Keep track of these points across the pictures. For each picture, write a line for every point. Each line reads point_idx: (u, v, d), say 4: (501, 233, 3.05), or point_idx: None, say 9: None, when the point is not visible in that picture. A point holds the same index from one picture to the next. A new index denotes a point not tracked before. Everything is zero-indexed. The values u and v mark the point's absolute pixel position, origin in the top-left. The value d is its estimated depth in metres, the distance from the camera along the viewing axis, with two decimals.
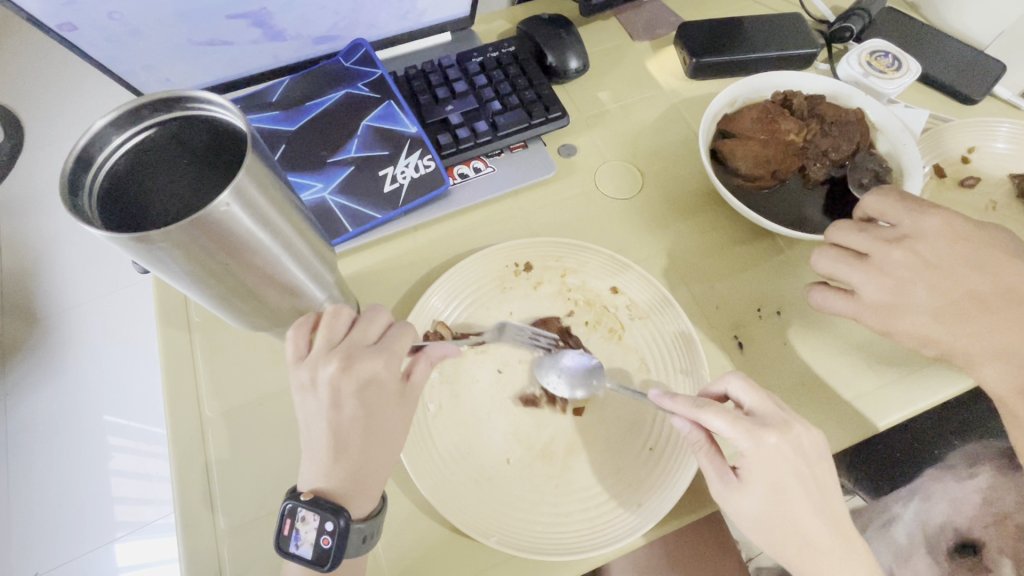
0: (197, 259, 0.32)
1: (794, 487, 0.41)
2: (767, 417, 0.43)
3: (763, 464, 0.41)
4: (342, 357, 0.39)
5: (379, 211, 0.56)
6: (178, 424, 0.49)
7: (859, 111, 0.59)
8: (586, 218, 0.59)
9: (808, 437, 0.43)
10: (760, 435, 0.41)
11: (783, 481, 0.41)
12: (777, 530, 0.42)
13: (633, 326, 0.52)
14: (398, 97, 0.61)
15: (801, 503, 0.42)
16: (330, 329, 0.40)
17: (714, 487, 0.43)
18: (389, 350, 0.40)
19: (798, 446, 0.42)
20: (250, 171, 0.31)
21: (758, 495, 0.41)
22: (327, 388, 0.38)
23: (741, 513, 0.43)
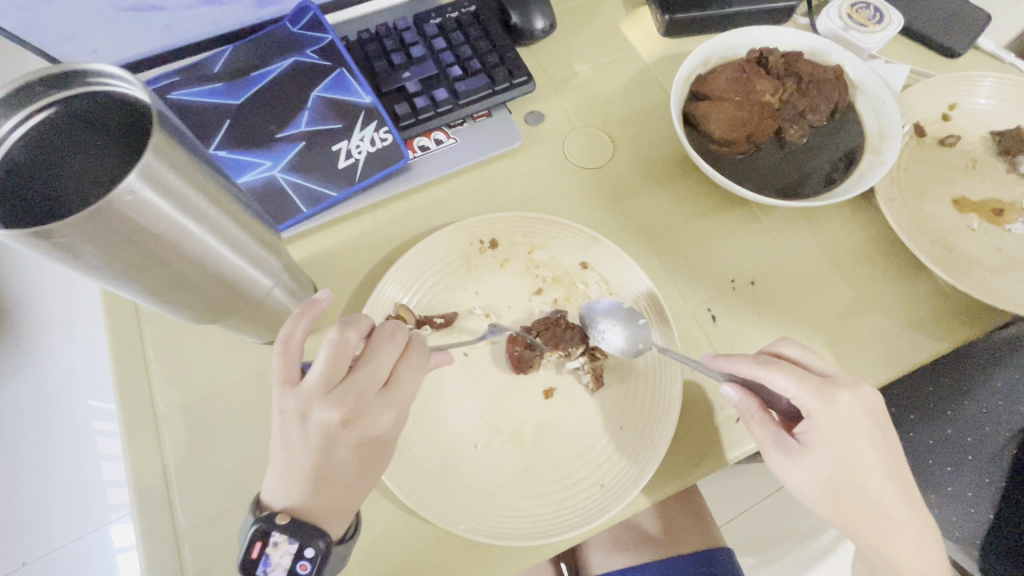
0: (114, 253, 0.29)
1: (865, 448, 0.41)
2: (834, 379, 0.42)
3: (832, 427, 0.40)
4: (343, 406, 0.34)
5: (334, 189, 0.53)
6: (130, 422, 0.47)
7: (837, 68, 0.56)
8: (555, 190, 0.57)
9: (875, 398, 0.42)
10: (832, 396, 0.40)
11: (855, 441, 0.40)
12: (842, 496, 0.41)
13: (604, 303, 0.51)
14: (349, 64, 0.57)
15: (873, 465, 0.41)
16: (331, 365, 0.35)
17: (775, 454, 0.42)
18: (399, 401, 0.37)
19: (867, 404, 0.41)
20: (158, 150, 0.28)
21: (827, 461, 0.40)
22: (320, 433, 0.35)
23: (805, 483, 0.41)
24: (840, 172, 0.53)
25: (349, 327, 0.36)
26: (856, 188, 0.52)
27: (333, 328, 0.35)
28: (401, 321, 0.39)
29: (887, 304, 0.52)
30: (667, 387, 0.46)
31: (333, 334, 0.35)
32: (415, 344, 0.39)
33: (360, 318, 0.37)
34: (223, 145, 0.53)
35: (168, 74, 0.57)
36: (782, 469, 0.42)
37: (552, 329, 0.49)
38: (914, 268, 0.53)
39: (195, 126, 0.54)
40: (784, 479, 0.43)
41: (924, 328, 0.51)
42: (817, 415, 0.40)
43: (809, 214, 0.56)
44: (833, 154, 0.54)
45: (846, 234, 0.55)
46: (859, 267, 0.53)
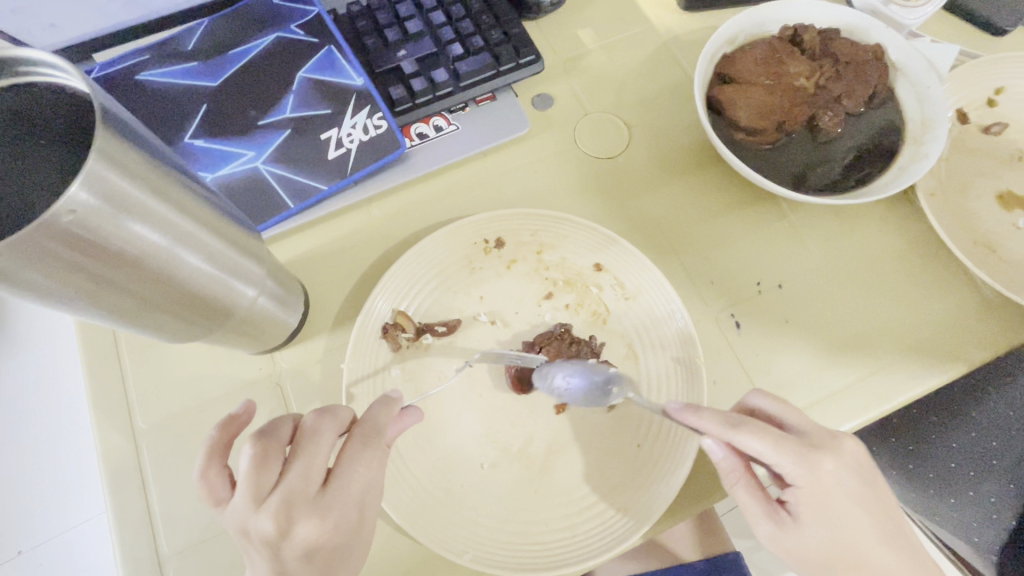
0: (62, 277, 0.24)
1: (857, 513, 0.37)
2: (814, 436, 0.38)
3: (821, 495, 0.37)
4: (278, 518, 0.28)
5: (323, 182, 0.48)
6: (106, 440, 0.43)
7: (877, 48, 0.51)
8: (566, 182, 0.52)
9: (862, 452, 0.39)
10: (812, 461, 0.37)
11: (845, 506, 0.37)
12: (841, 568, 0.38)
13: (619, 309, 0.47)
14: (339, 41, 0.52)
15: (869, 531, 0.38)
16: (252, 477, 0.29)
17: (765, 525, 0.39)
18: (346, 498, 0.30)
19: (856, 463, 0.38)
20: (105, 155, 0.23)
21: (819, 530, 0.37)
22: (260, 555, 0.28)
23: (800, 554, 0.38)
24: (879, 164, 0.49)
25: (272, 433, 0.31)
26: (897, 184, 0.47)
27: (248, 439, 0.30)
28: (343, 410, 0.33)
29: (922, 310, 0.48)
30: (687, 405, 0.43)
31: (246, 444, 0.30)
32: (362, 429, 0.33)
33: (286, 419, 0.32)
34: (199, 132, 0.48)
35: (137, 51, 0.51)
36: (774, 538, 0.39)
37: (555, 345, 0.45)
38: (953, 269, 0.49)
39: (167, 110, 0.48)
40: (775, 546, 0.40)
41: (964, 335, 0.47)
42: (802, 483, 0.37)
43: (840, 210, 0.52)
44: (871, 144, 0.50)
45: (879, 233, 0.51)
46: (893, 270, 0.49)
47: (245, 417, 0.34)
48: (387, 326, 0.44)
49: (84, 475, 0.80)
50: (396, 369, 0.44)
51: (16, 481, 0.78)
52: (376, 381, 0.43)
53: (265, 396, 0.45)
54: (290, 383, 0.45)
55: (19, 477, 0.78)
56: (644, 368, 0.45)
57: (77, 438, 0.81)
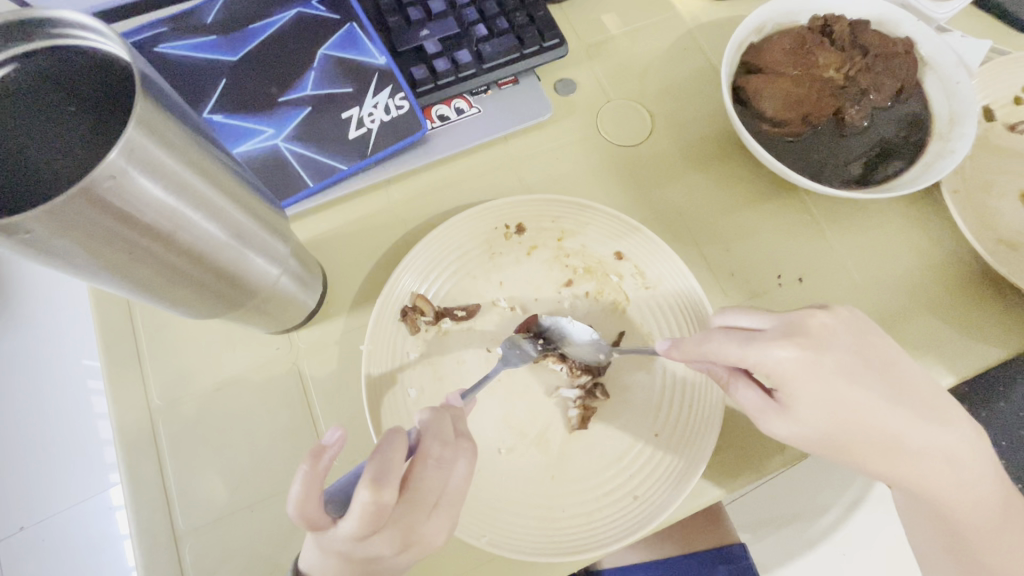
0: (95, 248, 0.24)
1: (850, 391, 0.36)
2: (783, 327, 0.37)
3: (803, 379, 0.36)
4: (394, 543, 0.30)
5: (344, 162, 0.48)
6: (123, 416, 0.43)
7: (907, 41, 0.50)
8: (587, 169, 0.52)
9: (839, 325, 0.38)
10: (780, 349, 0.36)
11: (831, 381, 0.36)
12: (845, 442, 0.37)
13: (639, 298, 0.47)
14: (361, 19, 0.51)
15: (865, 404, 0.37)
16: (370, 522, 0.28)
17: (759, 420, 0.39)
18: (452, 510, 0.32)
19: (823, 339, 0.37)
20: (143, 121, 0.23)
21: (817, 411, 0.36)
22: (373, 562, 0.30)
23: (804, 439, 0.38)
24: (905, 159, 0.48)
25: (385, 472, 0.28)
26: (923, 179, 0.47)
27: (365, 487, 0.27)
28: (447, 430, 0.33)
29: (941, 307, 0.48)
30: (706, 398, 0.43)
31: (366, 494, 0.27)
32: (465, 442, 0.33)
33: (396, 449, 0.29)
34: (218, 107, 0.47)
35: (154, 23, 0.50)
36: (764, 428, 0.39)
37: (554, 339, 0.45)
38: (972, 267, 0.49)
39: (186, 84, 0.48)
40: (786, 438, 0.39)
41: (983, 333, 0.47)
42: (783, 369, 0.35)
43: (863, 205, 0.51)
44: (897, 139, 0.49)
45: (901, 228, 0.50)
46: (913, 266, 0.49)
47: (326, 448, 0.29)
48: (406, 309, 0.44)
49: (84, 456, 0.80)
50: (415, 351, 0.44)
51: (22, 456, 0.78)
52: (395, 363, 0.43)
53: (282, 376, 0.45)
54: (307, 364, 0.45)
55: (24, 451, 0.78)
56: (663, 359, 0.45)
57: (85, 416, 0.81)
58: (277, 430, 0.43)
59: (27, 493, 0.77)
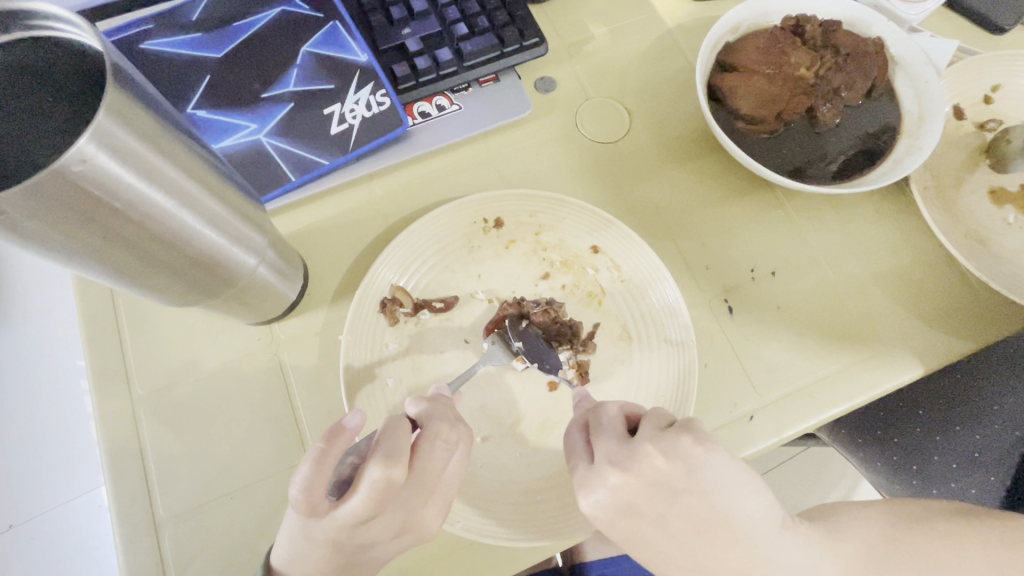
0: (68, 231, 0.25)
1: (641, 539, 0.38)
2: (585, 477, 0.37)
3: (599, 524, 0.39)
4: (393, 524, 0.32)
5: (325, 157, 0.48)
6: (105, 406, 0.44)
7: (877, 41, 0.52)
8: (565, 165, 0.52)
9: (638, 487, 0.36)
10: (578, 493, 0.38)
11: (628, 531, 0.37)
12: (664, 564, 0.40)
13: (614, 291, 0.47)
14: (344, 17, 0.52)
15: (661, 553, 0.38)
16: (378, 500, 0.30)
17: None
18: (446, 496, 0.35)
19: (623, 505, 0.36)
20: (114, 109, 0.24)
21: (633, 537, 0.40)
22: (367, 545, 0.32)
23: None
24: (875, 155, 0.49)
25: (395, 453, 0.31)
26: (892, 175, 0.48)
27: (376, 464, 0.30)
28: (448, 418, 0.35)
29: (910, 301, 0.49)
30: (678, 388, 0.44)
31: (376, 473, 0.30)
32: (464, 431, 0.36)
33: (401, 433, 0.33)
34: (202, 103, 0.48)
35: (139, 20, 0.51)
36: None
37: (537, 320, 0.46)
38: (941, 261, 0.50)
39: (170, 80, 0.48)
40: None
41: (950, 326, 0.48)
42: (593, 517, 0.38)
43: (835, 201, 0.52)
44: (867, 136, 0.50)
45: (872, 224, 0.52)
46: (884, 261, 0.50)
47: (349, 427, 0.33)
48: (385, 302, 0.45)
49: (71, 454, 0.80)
50: (393, 343, 0.45)
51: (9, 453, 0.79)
52: (373, 354, 0.44)
53: (263, 367, 0.46)
54: (288, 355, 0.46)
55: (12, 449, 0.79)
56: (637, 351, 0.46)
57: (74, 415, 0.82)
58: (258, 420, 0.44)
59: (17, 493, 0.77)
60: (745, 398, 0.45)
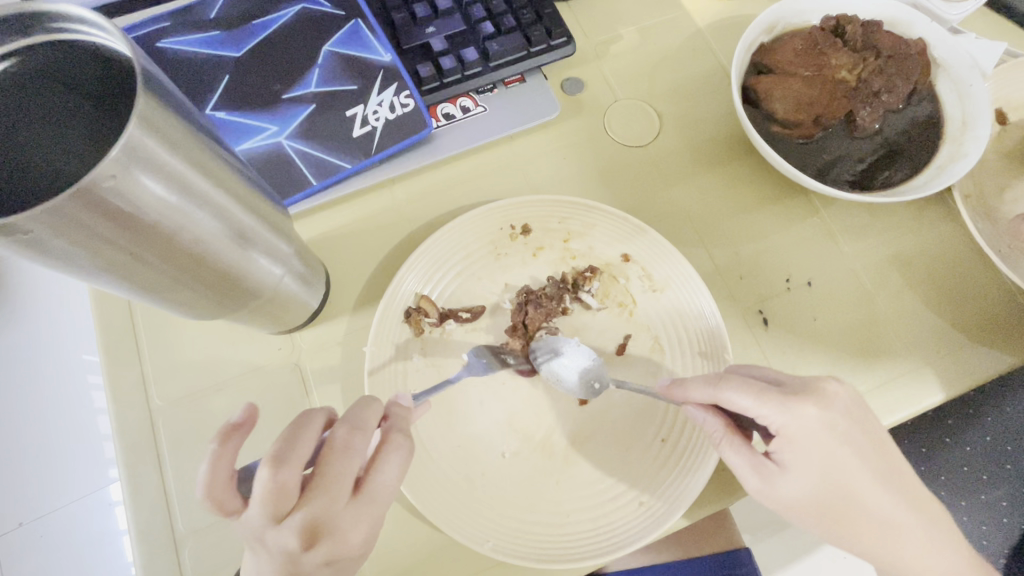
0: (94, 249, 0.23)
1: (851, 459, 0.36)
2: (797, 387, 0.36)
3: (810, 445, 0.35)
4: (303, 533, 0.26)
5: (348, 160, 0.47)
6: (122, 416, 0.42)
7: (920, 42, 0.50)
8: (594, 170, 0.51)
9: (846, 393, 0.37)
10: (793, 408, 0.35)
11: (824, 447, 0.35)
12: (834, 513, 0.36)
13: (646, 301, 0.46)
14: (367, 15, 0.50)
15: (863, 473, 0.36)
16: (270, 500, 0.26)
17: (752, 480, 0.37)
18: (376, 508, 0.29)
19: (843, 407, 0.36)
20: (145, 119, 0.22)
21: (808, 479, 0.35)
22: (281, 563, 0.26)
23: (790, 504, 0.37)
24: (917, 162, 0.48)
25: (287, 449, 0.28)
26: (935, 183, 0.46)
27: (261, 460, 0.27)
28: (369, 417, 0.31)
29: (952, 313, 0.47)
30: None
31: (263, 470, 0.26)
32: (394, 435, 0.31)
33: (308, 430, 0.29)
34: (221, 104, 0.47)
35: (156, 17, 0.50)
36: (765, 493, 0.37)
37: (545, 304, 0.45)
38: (984, 272, 0.49)
39: (188, 79, 0.47)
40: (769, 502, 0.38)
41: (994, 340, 0.46)
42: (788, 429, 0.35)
43: (872, 209, 0.51)
44: (908, 142, 0.48)
45: (911, 232, 0.50)
46: (924, 271, 0.49)
47: (244, 418, 0.30)
48: (410, 311, 0.44)
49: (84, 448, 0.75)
50: (419, 353, 0.43)
51: None
52: (397, 365, 0.43)
53: (284, 377, 0.44)
54: (309, 365, 0.45)
55: None
56: (669, 363, 0.44)
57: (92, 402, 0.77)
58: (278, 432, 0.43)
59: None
60: None
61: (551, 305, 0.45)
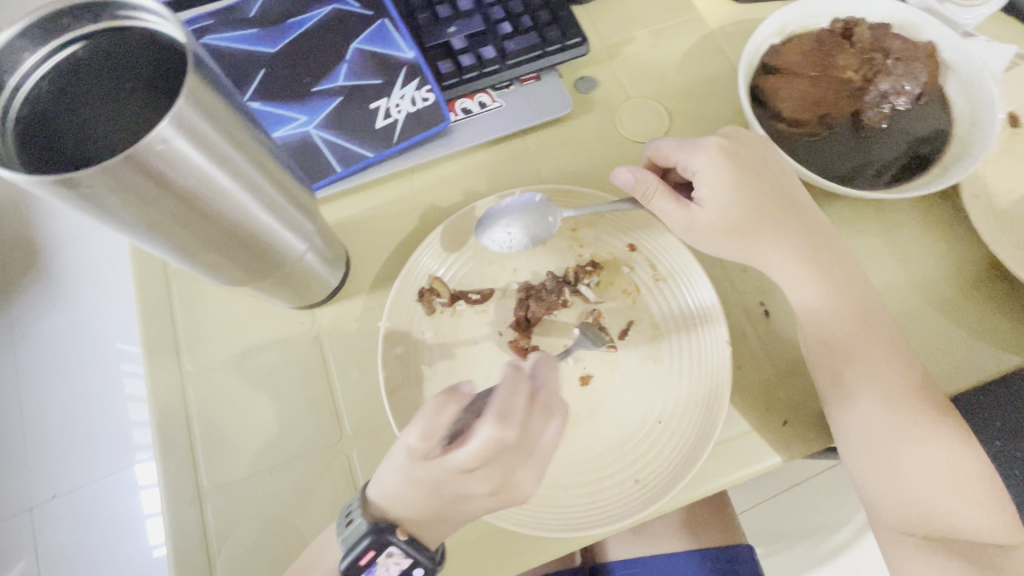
0: (142, 209, 0.27)
1: (760, 186, 0.45)
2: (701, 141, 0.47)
3: (712, 180, 0.45)
4: (492, 483, 0.36)
5: (370, 149, 0.50)
6: (156, 378, 0.46)
7: (929, 45, 0.50)
8: (603, 164, 0.53)
9: (754, 138, 0.48)
10: (706, 149, 0.46)
11: (747, 177, 0.45)
12: (738, 234, 0.45)
13: (649, 289, 0.48)
14: (392, 15, 0.53)
15: (770, 216, 0.45)
16: (487, 453, 0.33)
17: (682, 216, 0.45)
18: (542, 460, 0.37)
19: (750, 152, 0.46)
20: (191, 95, 0.26)
21: (717, 201, 0.45)
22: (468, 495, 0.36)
23: (708, 230, 0.45)
24: (924, 162, 0.48)
25: (505, 411, 0.33)
26: (939, 182, 0.46)
27: (482, 426, 0.32)
28: (552, 381, 0.37)
29: (956, 311, 0.48)
30: (716, 396, 0.43)
31: (483, 433, 0.32)
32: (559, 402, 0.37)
33: (515, 393, 0.34)
34: (256, 95, 0.50)
35: (201, 15, 0.54)
36: (690, 229, 0.46)
37: (545, 298, 0.47)
38: (990, 272, 0.49)
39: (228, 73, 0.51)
40: (691, 238, 0.46)
41: (1000, 339, 0.46)
42: (713, 207, 0.45)
43: (878, 207, 0.51)
44: (915, 143, 0.49)
45: (916, 231, 0.50)
46: (928, 269, 0.49)
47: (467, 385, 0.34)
48: (423, 291, 0.46)
49: (101, 425, 0.91)
50: (429, 331, 0.46)
51: (49, 414, 0.91)
52: (409, 340, 0.45)
53: (304, 349, 0.47)
54: (327, 339, 0.48)
55: (51, 408, 0.91)
56: (668, 346, 0.46)
57: (101, 388, 0.92)
58: (297, 401, 0.46)
59: (78, 459, 0.89)
60: (779, 403, 0.46)
61: (551, 300, 0.47)
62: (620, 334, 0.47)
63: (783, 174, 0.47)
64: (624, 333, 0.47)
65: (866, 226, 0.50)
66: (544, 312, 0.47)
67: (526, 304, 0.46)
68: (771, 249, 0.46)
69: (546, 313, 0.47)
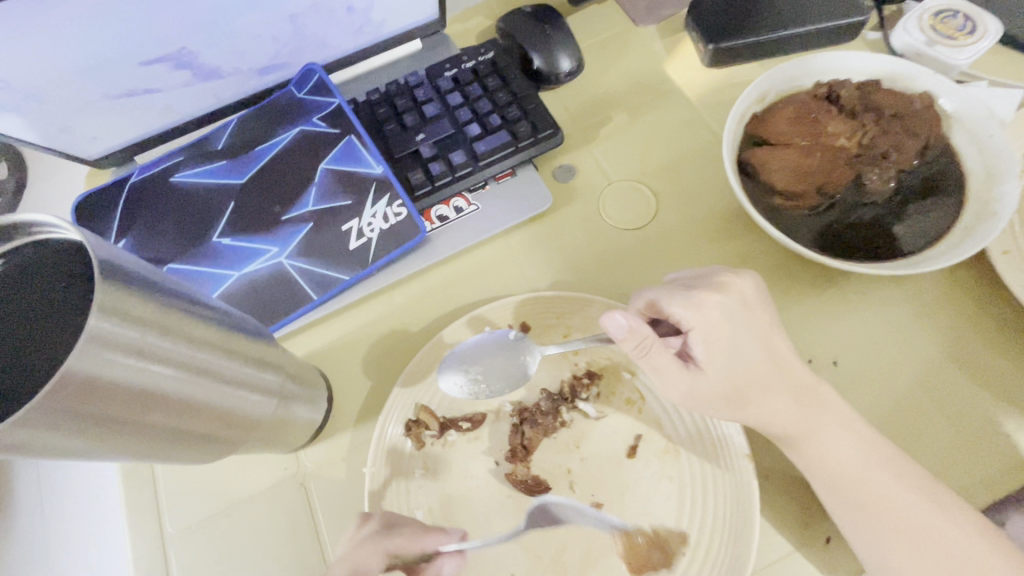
0: (73, 434, 0.24)
1: (756, 346, 0.41)
2: (700, 283, 0.43)
3: (715, 337, 0.40)
4: None
5: (345, 273, 0.48)
6: (136, 545, 0.42)
7: (924, 98, 0.47)
8: (591, 256, 0.50)
9: (745, 288, 0.43)
10: (699, 301, 0.41)
11: (741, 338, 0.41)
12: (741, 395, 0.40)
13: (655, 395, 0.43)
14: (358, 130, 0.52)
15: (770, 376, 0.41)
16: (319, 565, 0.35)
17: (681, 377, 0.40)
18: None
19: (744, 305, 0.42)
20: (105, 306, 0.23)
21: (718, 366, 0.40)
22: None
23: (710, 396, 0.40)
24: (939, 225, 0.44)
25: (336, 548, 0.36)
26: (964, 249, 0.41)
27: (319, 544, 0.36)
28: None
29: (1003, 386, 0.42)
30: (747, 522, 0.38)
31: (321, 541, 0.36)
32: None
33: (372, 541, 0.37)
34: (227, 231, 0.49)
35: (171, 153, 0.53)
36: (688, 394, 0.40)
37: (541, 421, 0.43)
38: None
39: (198, 211, 0.50)
40: (683, 401, 0.40)
41: None
42: (714, 369, 0.40)
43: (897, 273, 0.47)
44: (927, 205, 0.45)
45: (943, 296, 0.46)
46: (962, 339, 0.44)
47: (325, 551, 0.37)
48: (410, 424, 0.43)
49: None
50: (420, 468, 0.42)
51: None
52: (400, 481, 0.42)
53: (290, 497, 0.44)
54: (315, 484, 0.44)
55: None
56: (685, 460, 0.41)
57: None
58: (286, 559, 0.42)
59: None
60: (819, 515, 0.40)
61: (547, 422, 0.43)
62: (630, 451, 0.42)
63: (774, 331, 0.42)
64: (633, 451, 0.42)
65: (887, 296, 0.46)
66: (540, 437, 0.43)
67: (520, 429, 0.43)
68: (781, 409, 0.40)
69: (542, 436, 0.43)
